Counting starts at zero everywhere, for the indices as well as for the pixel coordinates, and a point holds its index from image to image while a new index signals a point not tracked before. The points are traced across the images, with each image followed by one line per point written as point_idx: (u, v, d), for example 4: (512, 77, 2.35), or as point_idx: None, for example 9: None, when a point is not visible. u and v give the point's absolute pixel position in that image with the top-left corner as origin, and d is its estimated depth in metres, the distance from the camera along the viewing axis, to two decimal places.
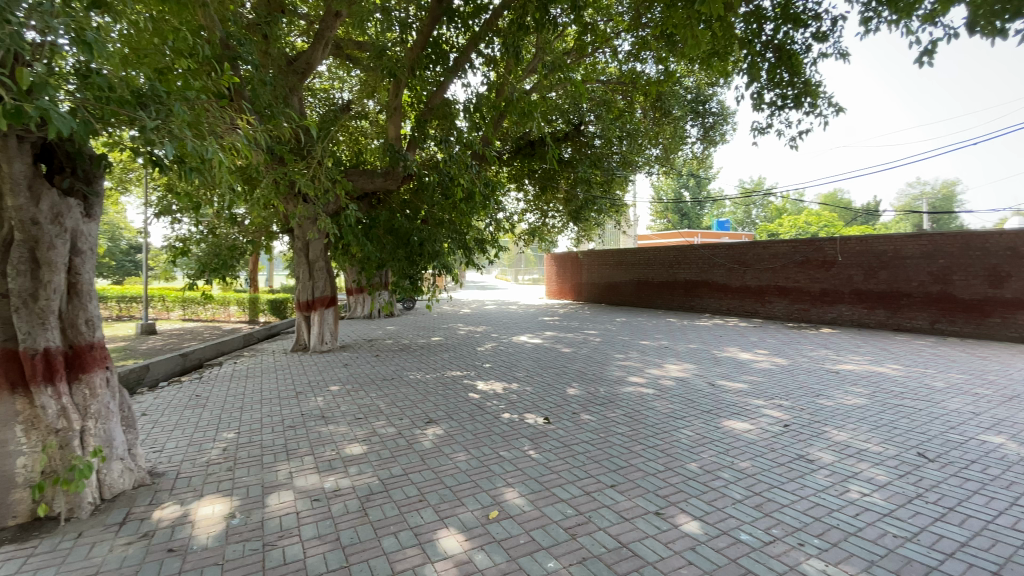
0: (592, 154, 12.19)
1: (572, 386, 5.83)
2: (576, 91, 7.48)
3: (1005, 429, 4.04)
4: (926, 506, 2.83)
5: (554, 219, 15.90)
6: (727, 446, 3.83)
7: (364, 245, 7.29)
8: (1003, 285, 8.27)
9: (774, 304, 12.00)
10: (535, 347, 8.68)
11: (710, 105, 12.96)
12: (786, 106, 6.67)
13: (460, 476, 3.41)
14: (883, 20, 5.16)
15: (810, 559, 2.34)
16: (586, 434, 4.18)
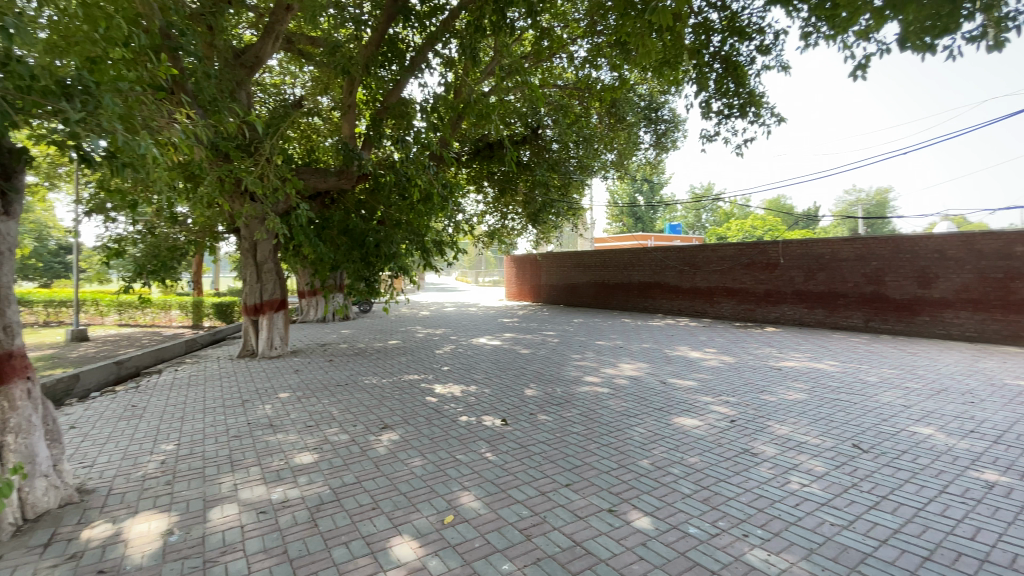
0: (550, 157, 12.32)
1: (529, 387, 5.87)
2: (534, 94, 7.55)
3: (929, 421, 4.37)
4: (861, 495, 3.01)
5: (512, 221, 15.97)
6: (678, 442, 3.95)
7: (316, 246, 7.05)
8: (931, 286, 8.91)
9: (722, 304, 12.51)
10: (493, 349, 8.68)
11: (662, 113, 13.39)
12: (732, 115, 6.98)
13: (415, 481, 3.36)
14: (821, 35, 5.49)
15: (754, 549, 2.45)
16: (542, 434, 4.22)
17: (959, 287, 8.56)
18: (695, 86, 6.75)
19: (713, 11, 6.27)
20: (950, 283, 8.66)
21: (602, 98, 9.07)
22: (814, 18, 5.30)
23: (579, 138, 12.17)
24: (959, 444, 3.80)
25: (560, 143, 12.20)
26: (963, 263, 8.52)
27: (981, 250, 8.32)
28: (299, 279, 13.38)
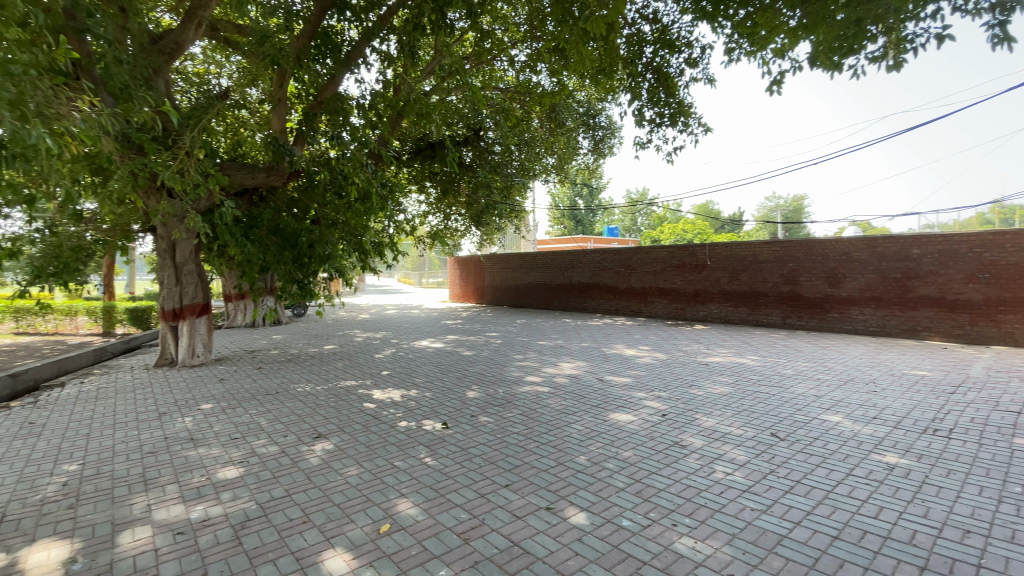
0: (492, 160, 12.37)
1: (471, 388, 5.84)
2: (474, 96, 7.54)
3: (837, 409, 4.78)
4: (778, 481, 3.25)
5: (455, 222, 15.86)
6: (613, 437, 4.09)
7: (243, 246, 6.66)
8: (839, 285, 9.76)
9: (656, 304, 13.08)
10: (435, 351, 8.57)
11: (599, 119, 13.78)
12: (663, 123, 7.30)
13: (350, 491, 3.25)
14: (743, 51, 5.87)
15: (682, 537, 2.57)
16: (482, 436, 4.21)
17: (863, 286, 9.44)
18: (629, 94, 7.01)
19: (645, 22, 6.55)
20: (855, 283, 9.53)
21: (541, 102, 9.22)
22: (736, 35, 5.67)
23: (521, 141, 12.30)
24: (863, 430, 4.18)
25: (502, 146, 12.27)
26: (866, 264, 9.40)
27: (881, 253, 9.24)
28: (226, 282, 12.57)
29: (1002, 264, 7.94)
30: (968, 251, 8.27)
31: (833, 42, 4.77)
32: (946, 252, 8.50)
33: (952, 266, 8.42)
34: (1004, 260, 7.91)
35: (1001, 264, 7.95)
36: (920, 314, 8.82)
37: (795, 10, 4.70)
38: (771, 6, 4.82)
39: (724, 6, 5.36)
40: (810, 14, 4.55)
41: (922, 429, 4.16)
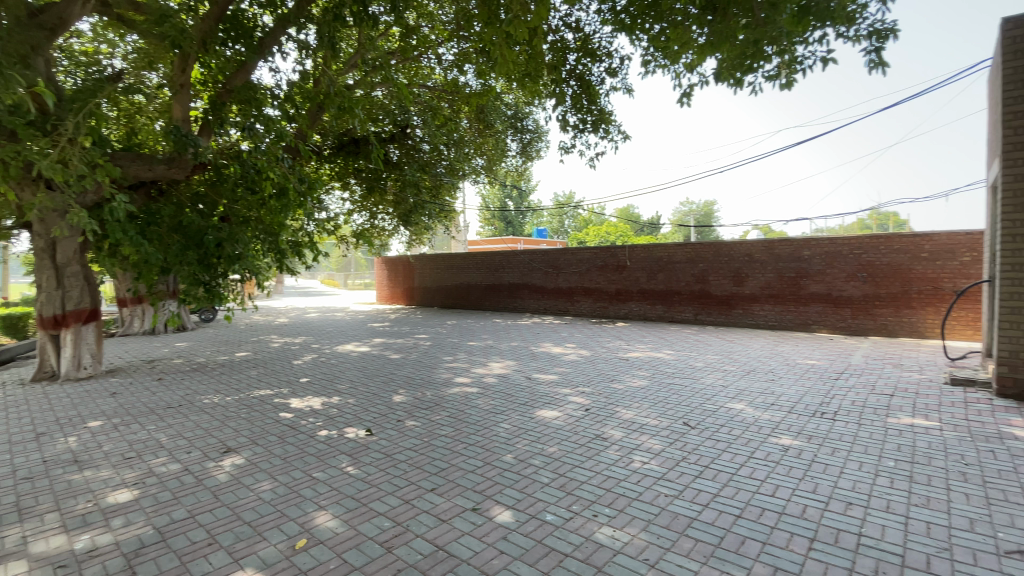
0: (420, 158, 12.28)
1: (398, 392, 5.70)
2: (400, 93, 7.37)
3: (741, 398, 5.20)
4: (689, 466, 3.48)
5: (382, 222, 15.41)
6: (539, 434, 4.17)
7: (140, 245, 5.98)
8: (743, 284, 10.64)
9: (581, 303, 13.52)
10: (360, 356, 8.28)
11: (527, 122, 14.00)
12: (586, 129, 7.55)
13: (263, 507, 3.05)
14: (658, 64, 6.22)
15: (602, 527, 2.67)
16: (408, 440, 4.13)
17: (764, 285, 10.36)
18: (554, 99, 7.19)
19: (568, 31, 6.75)
20: (757, 282, 10.44)
21: (469, 102, 9.22)
22: (651, 49, 6.00)
23: (449, 141, 12.23)
24: (763, 415, 4.59)
25: (431, 145, 12.10)
26: (765, 265, 10.31)
27: (778, 254, 10.16)
28: (120, 285, 11.33)
29: (876, 265, 9.05)
30: (850, 253, 9.33)
31: (735, 60, 5.20)
32: (831, 254, 9.53)
33: (837, 266, 9.46)
34: (877, 261, 9.03)
35: (876, 264, 9.05)
36: (810, 309, 9.83)
37: (702, 28, 5.06)
38: (682, 23, 5.16)
39: (641, 19, 5.64)
40: (716, 32, 4.93)
41: (812, 413, 4.63)
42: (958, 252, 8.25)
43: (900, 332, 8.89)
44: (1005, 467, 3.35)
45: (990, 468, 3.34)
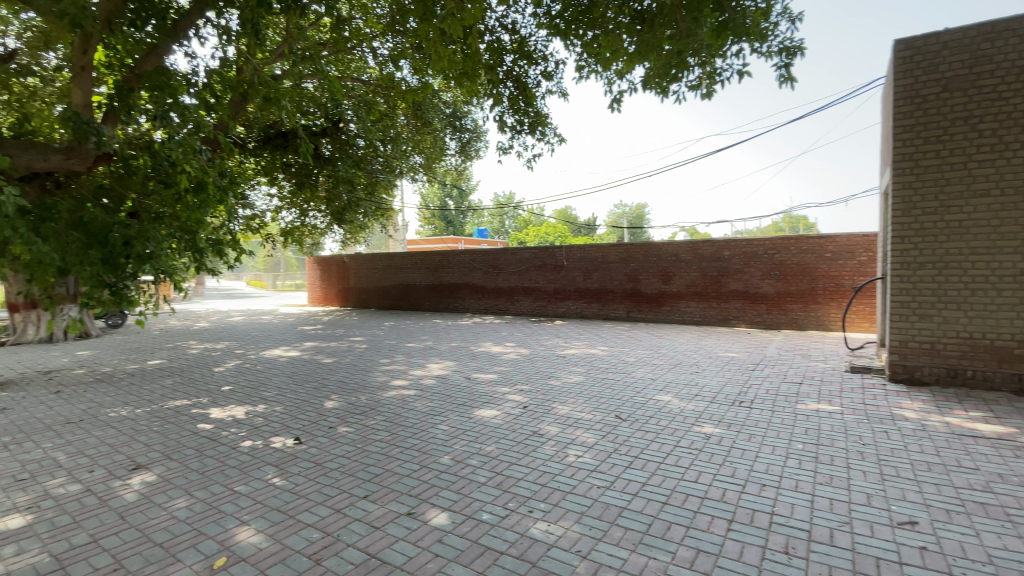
0: (355, 153, 11.69)
1: (330, 398, 5.48)
2: (330, 85, 7.09)
3: (669, 390, 5.47)
4: (620, 458, 3.61)
5: (314, 220, 14.72)
6: (477, 434, 4.16)
7: (32, 244, 5.18)
8: (671, 282, 11.21)
9: (521, 303, 13.66)
10: (289, 361, 7.86)
11: (465, 122, 13.93)
12: (523, 131, 7.63)
13: (179, 526, 2.83)
14: (590, 69, 6.40)
15: (537, 522, 2.72)
16: (340, 447, 3.98)
17: (690, 283, 10.96)
18: (491, 99, 7.20)
19: (505, 32, 6.80)
20: (683, 280, 11.03)
21: (405, 99, 9.04)
22: (585, 55, 6.15)
23: (385, 137, 11.91)
24: (688, 406, 4.85)
25: (366, 140, 11.57)
26: (691, 264, 10.92)
27: (702, 254, 10.79)
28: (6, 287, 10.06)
29: (788, 264, 9.84)
30: (765, 253, 10.08)
31: (661, 70, 5.45)
32: (749, 254, 10.25)
33: (754, 265, 10.19)
34: (789, 260, 9.82)
35: (787, 264, 9.84)
36: (731, 305, 10.52)
37: (632, 37, 5.28)
38: (613, 31, 5.30)
39: (575, 25, 5.77)
40: (644, 42, 5.17)
41: (731, 402, 4.96)
42: (856, 252, 9.16)
43: (808, 325, 9.71)
44: (893, 445, 3.76)
45: (881, 447, 3.74)
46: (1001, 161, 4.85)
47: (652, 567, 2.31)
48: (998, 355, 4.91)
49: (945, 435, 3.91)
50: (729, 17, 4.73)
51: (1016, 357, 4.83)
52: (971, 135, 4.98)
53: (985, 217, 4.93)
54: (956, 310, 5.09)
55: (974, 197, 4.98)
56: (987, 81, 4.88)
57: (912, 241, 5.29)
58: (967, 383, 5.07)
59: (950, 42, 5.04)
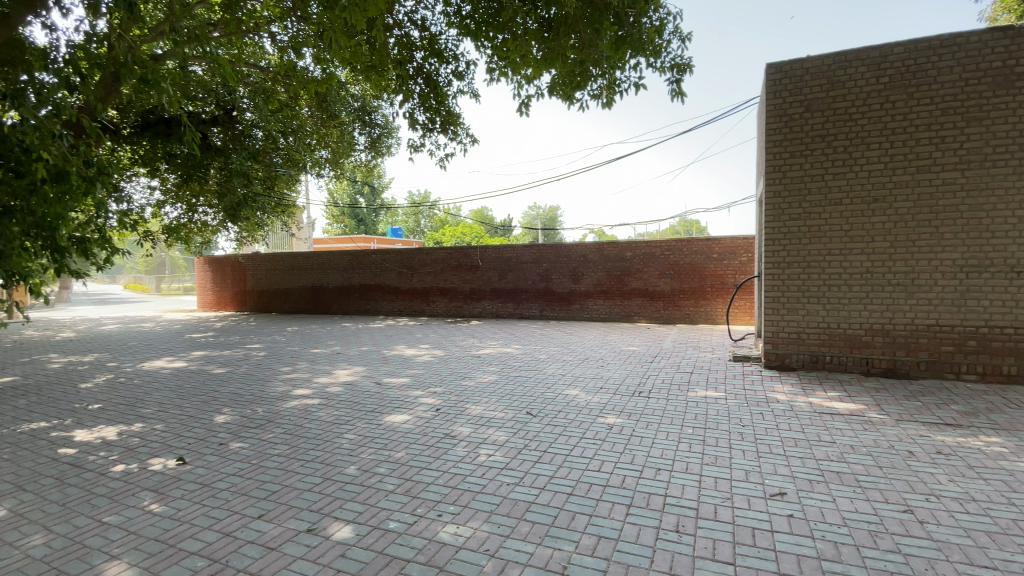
0: (251, 145, 10.99)
1: (222, 412, 5.02)
2: (219, 68, 6.49)
3: (576, 384, 5.70)
4: (530, 453, 3.70)
5: (204, 217, 13.41)
6: (386, 441, 4.04)
7: None
8: (580, 281, 11.70)
9: (436, 303, 13.50)
10: (174, 373, 7.08)
11: (375, 117, 13.37)
12: (434, 130, 7.56)
13: (29, 568, 2.43)
14: (501, 73, 6.49)
15: (446, 526, 2.70)
16: (232, 465, 3.66)
17: (597, 282, 11.51)
18: (400, 96, 7.05)
19: (413, 28, 6.66)
20: (591, 279, 11.56)
21: (308, 90, 8.55)
22: (496, 59, 6.18)
23: (286, 129, 11.18)
24: (594, 399, 5.08)
25: (264, 132, 11.05)
26: (597, 264, 11.46)
27: (607, 255, 11.37)
28: None
29: (681, 264, 10.68)
30: (662, 254, 10.85)
31: (566, 78, 5.66)
32: (649, 255, 10.97)
33: (652, 265, 10.93)
34: (683, 260, 10.65)
35: (681, 264, 10.67)
36: (633, 302, 11.20)
37: (538, 44, 5.41)
38: (521, 36, 5.38)
39: (485, 27, 5.78)
40: (550, 49, 5.34)
41: (632, 393, 5.28)
42: (738, 253, 10.17)
43: (699, 320, 10.61)
44: (767, 424, 4.22)
45: (758, 426, 4.19)
46: (850, 174, 5.62)
47: (557, 558, 2.38)
48: (850, 342, 5.71)
49: (808, 414, 4.46)
50: (627, 33, 5.03)
51: (863, 343, 5.64)
52: (828, 150, 5.72)
53: (839, 222, 5.69)
54: (817, 303, 5.83)
55: (830, 205, 5.73)
56: (840, 104, 5.64)
57: (783, 243, 5.98)
58: (826, 367, 5.83)
59: (812, 68, 5.76)
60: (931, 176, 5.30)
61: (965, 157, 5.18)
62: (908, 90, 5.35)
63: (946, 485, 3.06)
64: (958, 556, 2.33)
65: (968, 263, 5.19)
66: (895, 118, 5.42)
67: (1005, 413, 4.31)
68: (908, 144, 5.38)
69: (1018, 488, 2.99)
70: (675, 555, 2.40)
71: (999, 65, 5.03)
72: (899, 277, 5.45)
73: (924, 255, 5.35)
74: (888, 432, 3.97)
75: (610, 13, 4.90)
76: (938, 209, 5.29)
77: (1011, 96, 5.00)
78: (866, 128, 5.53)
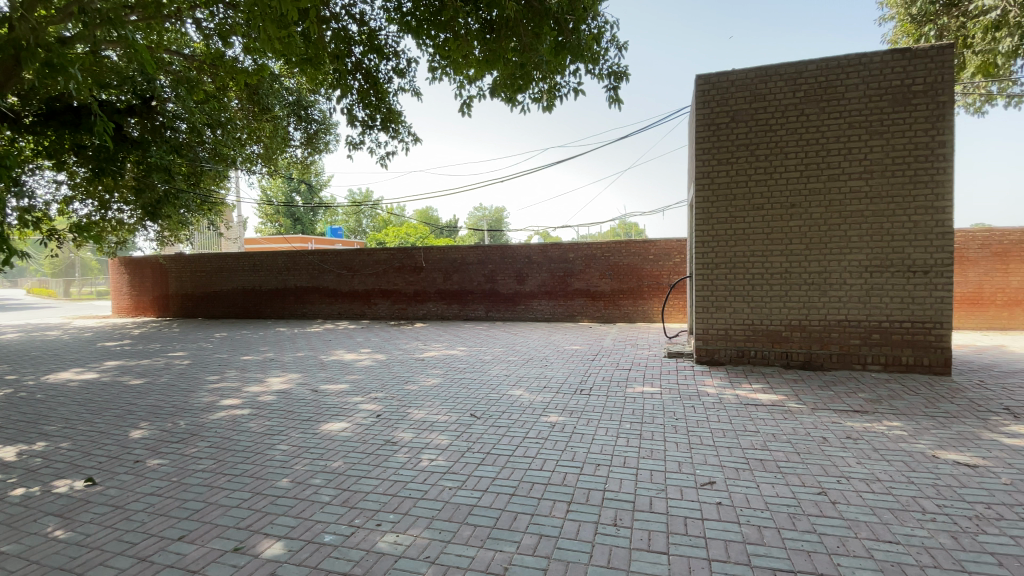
0: (172, 137, 10.40)
1: (139, 427, 4.63)
2: (135, 54, 5.99)
3: (520, 385, 5.74)
4: (472, 456, 3.68)
5: (119, 214, 12.34)
6: (323, 450, 3.87)
7: None
8: (524, 282, 11.80)
9: (378, 305, 13.15)
10: (84, 385, 6.44)
11: (311, 112, 12.83)
12: (374, 127, 7.37)
13: None
14: (443, 72, 6.44)
15: (385, 535, 2.62)
16: (149, 484, 3.37)
17: (541, 283, 11.66)
18: (337, 91, 6.81)
19: (351, 22, 6.46)
20: (535, 280, 11.69)
21: (237, 81, 8.08)
22: (438, 58, 6.10)
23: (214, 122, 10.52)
24: (537, 399, 5.13)
25: (188, 124, 10.32)
26: (541, 265, 11.62)
27: (551, 256, 11.54)
28: None
29: (620, 265, 11.04)
30: (602, 255, 11.16)
31: (508, 80, 5.70)
32: (590, 256, 11.25)
33: (594, 266, 11.22)
34: (622, 261, 11.01)
35: (620, 265, 11.03)
36: (576, 302, 11.44)
37: (479, 45, 5.42)
38: (463, 36, 5.35)
39: (426, 25, 5.67)
40: (491, 50, 5.38)
41: (574, 391, 5.39)
42: (672, 255, 10.65)
43: (637, 319, 11.00)
44: (699, 417, 4.44)
45: (690, 419, 4.40)
46: (771, 181, 6.03)
47: (498, 560, 2.38)
48: (771, 337, 6.13)
49: (736, 406, 4.74)
50: (566, 39, 5.12)
51: (783, 338, 6.07)
52: (751, 158, 6.10)
53: (761, 226, 6.09)
54: (742, 301, 6.21)
55: (753, 210, 6.12)
56: (762, 115, 6.04)
57: (711, 245, 6.31)
58: (751, 361, 6.23)
59: (736, 81, 6.13)
60: (840, 184, 5.79)
61: (869, 166, 5.69)
62: (821, 104, 5.81)
63: (854, 467, 3.35)
64: (865, 532, 2.56)
65: (873, 264, 5.70)
66: (809, 130, 5.87)
67: (904, 399, 4.78)
68: (820, 154, 5.84)
69: (915, 468, 3.32)
70: (612, 548, 2.47)
71: (898, 83, 5.55)
72: (814, 277, 5.91)
73: (835, 256, 5.83)
74: (806, 420, 4.29)
75: (549, 18, 4.99)
76: (847, 214, 5.77)
77: (908, 113, 5.54)
78: (785, 139, 5.96)
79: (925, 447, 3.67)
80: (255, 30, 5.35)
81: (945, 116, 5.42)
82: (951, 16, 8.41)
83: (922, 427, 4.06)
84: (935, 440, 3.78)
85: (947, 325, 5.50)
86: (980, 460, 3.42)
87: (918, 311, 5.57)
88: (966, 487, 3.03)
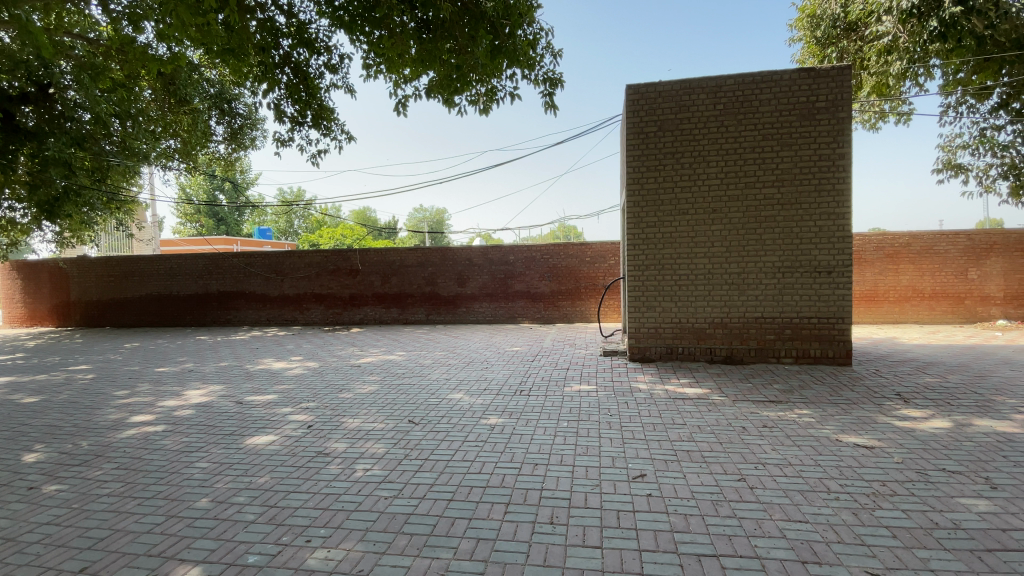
0: (73, 128, 9.39)
1: (32, 450, 4.13)
2: (26, 37, 5.32)
3: (460, 388, 5.72)
4: (410, 463, 3.61)
5: (10, 213, 11.02)
6: (248, 466, 3.65)
7: None
8: (465, 284, 11.76)
9: (311, 310, 12.58)
10: None
11: (236, 106, 12.03)
12: (305, 124, 7.08)
13: None
14: (379, 70, 6.26)
15: (315, 552, 2.51)
16: (44, 513, 3.02)
17: (482, 285, 11.67)
18: (263, 84, 6.45)
19: (279, 12, 6.15)
20: (476, 283, 11.68)
21: (147, 69, 7.37)
22: (372, 54, 5.92)
23: (123, 112, 9.60)
24: (476, 401, 5.13)
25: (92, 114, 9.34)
26: (482, 268, 11.62)
27: (491, 259, 11.57)
28: None
29: (558, 267, 11.28)
30: (542, 258, 11.34)
31: (444, 82, 5.68)
32: (529, 258, 11.40)
33: (533, 269, 11.38)
34: (560, 263, 11.26)
35: (558, 267, 11.27)
36: (517, 304, 11.54)
37: (415, 44, 5.35)
38: (398, 35, 5.26)
39: (360, 21, 5.45)
40: (427, 50, 5.34)
41: (513, 392, 5.45)
42: (607, 257, 11.04)
43: (575, 319, 11.28)
44: (632, 413, 4.63)
45: (623, 415, 4.57)
46: (695, 188, 6.39)
47: (434, 568, 2.35)
48: (697, 334, 6.49)
49: (665, 400, 4.99)
50: (502, 43, 5.18)
51: (707, 335, 6.45)
52: (677, 166, 6.44)
53: (687, 230, 6.44)
54: (671, 301, 6.53)
55: (679, 215, 6.45)
56: (686, 125, 6.39)
57: (642, 248, 6.60)
58: (679, 357, 6.57)
59: (663, 92, 6.44)
60: (755, 192, 6.23)
61: (781, 175, 6.16)
62: (738, 117, 6.23)
63: (770, 454, 3.61)
64: (778, 514, 2.77)
65: (784, 265, 6.18)
66: (728, 140, 6.28)
67: (812, 388, 5.23)
68: (738, 163, 6.27)
69: (821, 451, 3.63)
70: (549, 546, 2.51)
71: (804, 99, 6.07)
72: (733, 277, 6.32)
73: (752, 258, 6.26)
74: (728, 412, 4.58)
75: (485, 22, 5.06)
76: (761, 219, 6.23)
77: (813, 127, 6.06)
78: (706, 148, 6.33)
79: (829, 431, 4.04)
80: (169, 16, 4.95)
81: (844, 131, 5.99)
82: (850, 40, 9.36)
83: (828, 413, 4.46)
84: (838, 425, 4.16)
85: (846, 321, 6.07)
86: (875, 441, 3.81)
87: (823, 308, 6.11)
88: (864, 467, 3.36)
